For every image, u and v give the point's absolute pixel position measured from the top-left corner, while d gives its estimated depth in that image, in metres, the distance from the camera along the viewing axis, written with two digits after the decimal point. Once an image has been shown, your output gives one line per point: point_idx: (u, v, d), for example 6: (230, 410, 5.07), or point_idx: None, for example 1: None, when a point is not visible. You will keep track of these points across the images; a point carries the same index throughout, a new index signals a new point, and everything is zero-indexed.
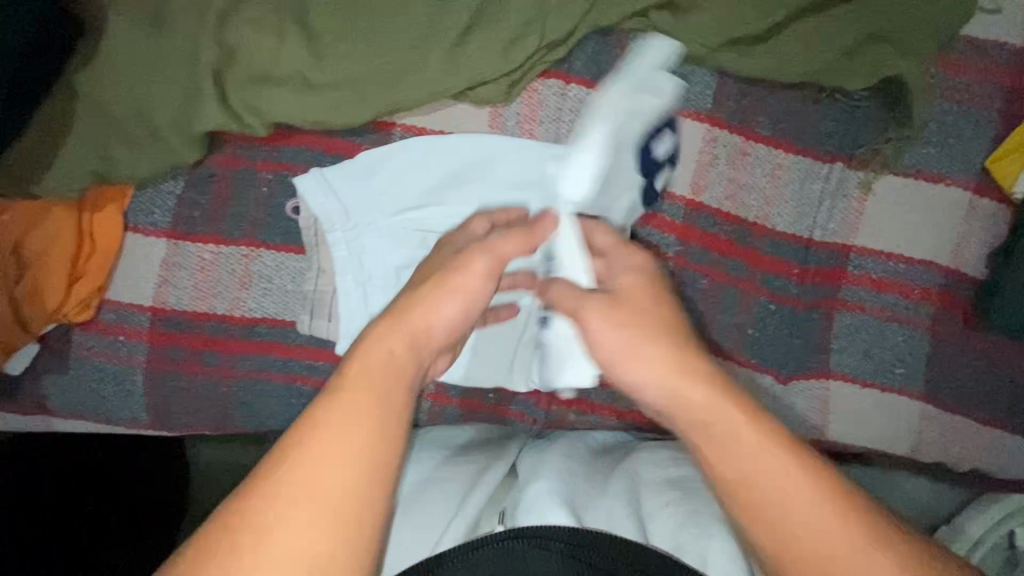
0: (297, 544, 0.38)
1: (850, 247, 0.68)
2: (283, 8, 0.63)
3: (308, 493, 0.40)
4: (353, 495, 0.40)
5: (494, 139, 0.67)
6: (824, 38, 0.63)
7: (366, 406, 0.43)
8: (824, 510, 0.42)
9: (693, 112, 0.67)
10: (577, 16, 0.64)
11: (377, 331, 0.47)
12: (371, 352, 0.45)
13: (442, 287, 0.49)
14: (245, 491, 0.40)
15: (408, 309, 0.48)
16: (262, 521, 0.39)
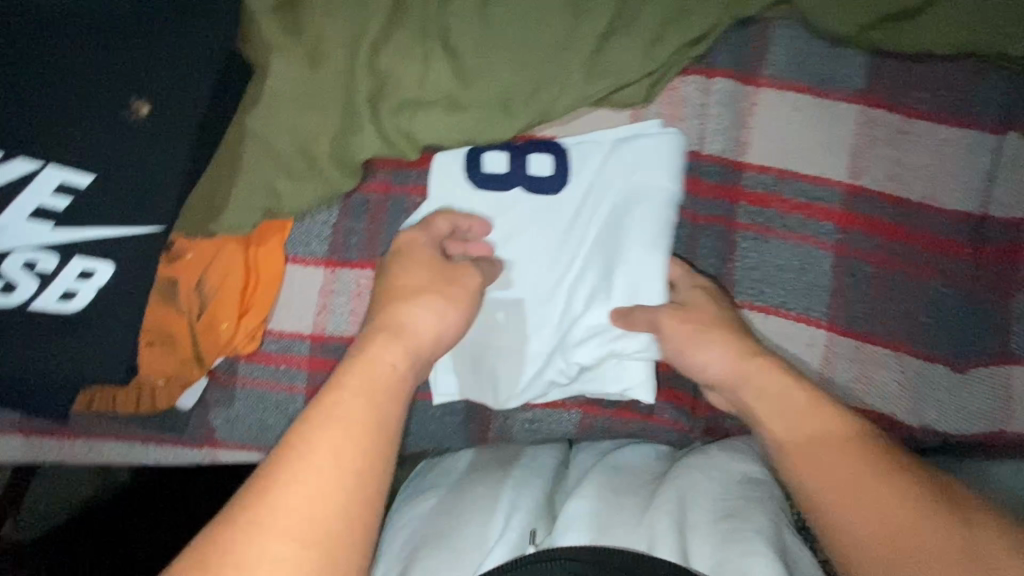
0: (278, 570, 0.39)
1: (1023, 219, 0.64)
2: (429, 35, 0.65)
3: (288, 513, 0.41)
4: (337, 522, 0.42)
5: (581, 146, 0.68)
6: (985, 7, 0.61)
7: (359, 429, 0.46)
8: (853, 453, 0.49)
9: (845, 95, 0.65)
10: (716, 10, 0.64)
11: (368, 351, 0.51)
12: (368, 368, 0.50)
13: (421, 305, 0.56)
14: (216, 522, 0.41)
15: (400, 328, 0.54)
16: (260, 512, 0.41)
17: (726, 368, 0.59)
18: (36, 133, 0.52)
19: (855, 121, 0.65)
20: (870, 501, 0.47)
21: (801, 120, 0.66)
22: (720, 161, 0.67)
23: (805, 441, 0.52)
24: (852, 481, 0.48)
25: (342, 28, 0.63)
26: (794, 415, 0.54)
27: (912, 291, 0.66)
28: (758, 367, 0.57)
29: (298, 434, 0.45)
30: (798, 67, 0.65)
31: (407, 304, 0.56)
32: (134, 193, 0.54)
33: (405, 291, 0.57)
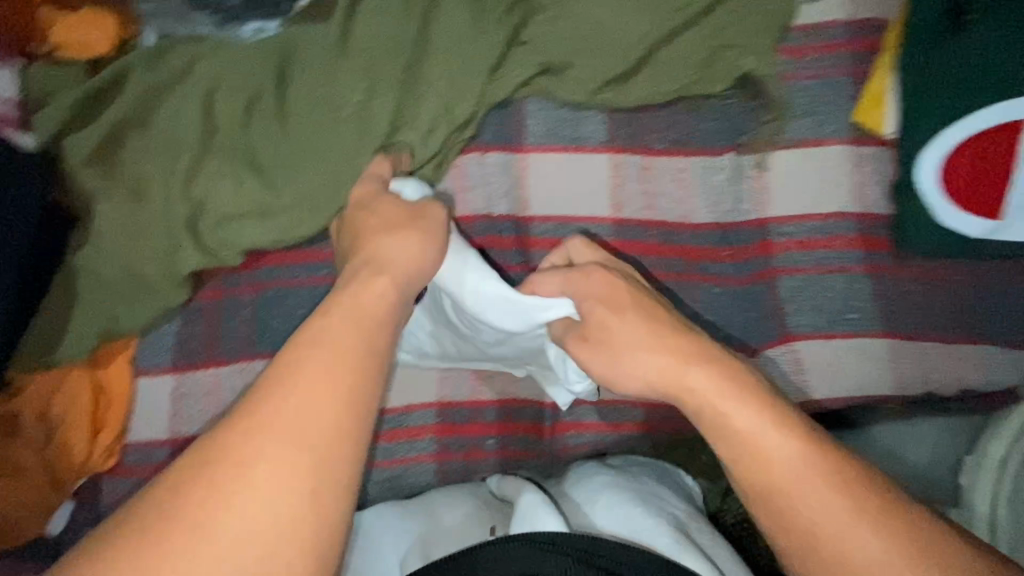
0: (276, 466, 0.42)
1: (767, 219, 0.76)
2: (238, 159, 0.76)
3: (283, 424, 0.44)
4: (334, 433, 0.44)
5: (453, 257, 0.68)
6: (680, 61, 0.75)
7: (348, 350, 0.49)
8: (829, 478, 0.49)
9: (596, 146, 0.77)
10: (473, 98, 0.76)
11: (350, 291, 0.56)
12: (357, 302, 0.54)
13: (392, 248, 0.61)
14: (228, 426, 0.44)
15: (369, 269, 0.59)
16: (242, 445, 0.43)
17: (655, 378, 0.59)
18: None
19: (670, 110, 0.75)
20: (840, 528, 0.48)
21: (565, 173, 0.78)
22: (509, 218, 0.78)
23: (760, 470, 0.51)
24: (815, 527, 0.48)
25: (160, 167, 0.74)
26: (748, 442, 0.52)
27: (692, 295, 0.75)
28: (705, 369, 0.56)
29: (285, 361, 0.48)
30: (551, 133, 0.78)
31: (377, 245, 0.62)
32: None
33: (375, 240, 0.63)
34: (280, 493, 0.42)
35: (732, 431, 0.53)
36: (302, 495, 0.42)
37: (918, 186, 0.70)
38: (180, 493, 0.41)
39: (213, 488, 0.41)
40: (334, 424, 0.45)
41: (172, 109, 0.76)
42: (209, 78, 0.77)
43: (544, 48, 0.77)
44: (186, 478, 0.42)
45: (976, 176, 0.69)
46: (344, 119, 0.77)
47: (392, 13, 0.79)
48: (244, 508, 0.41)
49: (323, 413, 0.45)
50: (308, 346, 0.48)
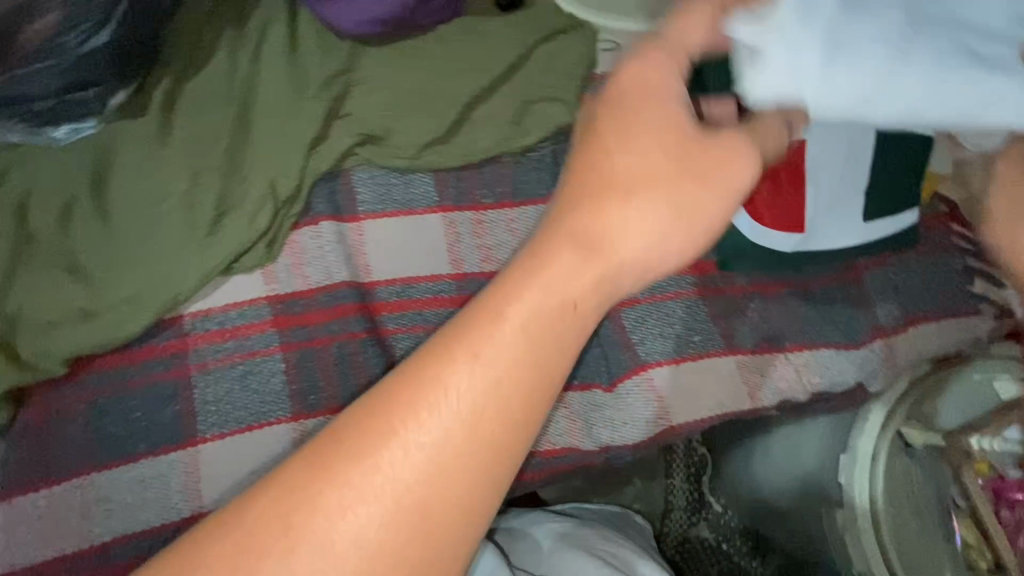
0: (391, 514, 0.32)
1: None
2: (53, 266, 0.74)
3: (413, 419, 0.33)
4: (470, 510, 0.33)
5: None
6: (493, 119, 0.79)
7: (546, 318, 0.35)
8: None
9: (425, 208, 0.78)
10: (297, 172, 0.77)
11: (552, 236, 0.37)
12: (512, 289, 0.35)
13: (641, 204, 0.37)
14: (367, 408, 0.34)
15: (606, 184, 0.38)
16: (367, 510, 0.32)
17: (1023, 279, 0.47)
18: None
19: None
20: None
21: (400, 237, 0.79)
22: (350, 285, 0.78)
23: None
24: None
25: None
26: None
27: None
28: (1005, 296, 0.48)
29: (459, 347, 0.34)
30: (382, 198, 0.79)
31: (638, 138, 0.38)
32: None
33: (647, 134, 0.38)
34: (394, 507, 0.32)
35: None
36: (414, 554, 0.32)
37: None
38: (340, 466, 0.33)
39: (289, 526, 0.32)
40: (498, 415, 0.34)
41: None
42: (23, 188, 0.76)
43: (365, 118, 0.79)
44: (261, 507, 0.32)
45: (777, 195, 0.74)
46: (168, 211, 0.77)
47: (214, 101, 0.81)
48: (353, 513, 0.32)
49: (482, 436, 0.33)
50: (510, 295, 0.35)
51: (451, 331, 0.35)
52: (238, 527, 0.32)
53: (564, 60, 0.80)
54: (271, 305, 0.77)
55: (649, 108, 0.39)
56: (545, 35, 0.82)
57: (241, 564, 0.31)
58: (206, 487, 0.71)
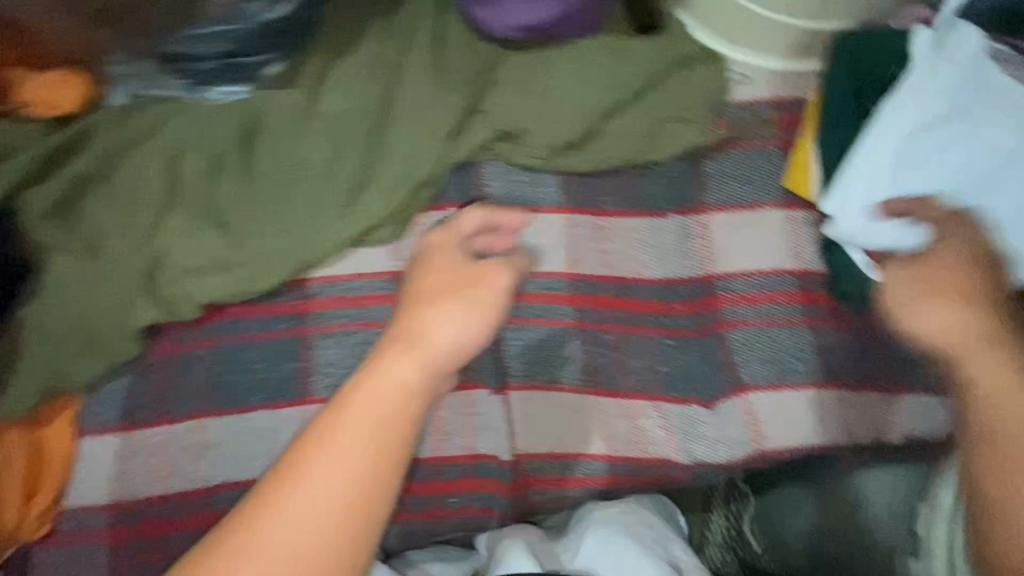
0: (319, 506, 0.52)
1: (713, 275, 0.80)
2: (200, 215, 0.77)
3: (326, 465, 0.53)
4: (359, 506, 0.53)
5: None
6: (626, 133, 0.82)
7: (395, 405, 0.57)
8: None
9: (550, 208, 0.81)
10: (435, 160, 0.81)
11: (389, 355, 0.60)
12: (383, 378, 0.58)
13: (450, 311, 0.64)
14: (297, 454, 0.54)
15: (417, 332, 0.62)
16: (293, 502, 0.52)
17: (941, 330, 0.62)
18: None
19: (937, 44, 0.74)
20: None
21: (524, 231, 0.81)
22: None
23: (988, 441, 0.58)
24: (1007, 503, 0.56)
25: (119, 222, 0.74)
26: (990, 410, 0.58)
27: (648, 348, 0.79)
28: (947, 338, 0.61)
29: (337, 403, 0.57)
30: (511, 193, 0.82)
31: (442, 274, 0.68)
32: None
33: (446, 270, 0.68)
34: (321, 512, 0.52)
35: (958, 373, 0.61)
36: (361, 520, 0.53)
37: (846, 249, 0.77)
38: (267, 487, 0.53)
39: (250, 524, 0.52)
40: (353, 465, 0.54)
41: (136, 166, 0.77)
42: (177, 138, 0.80)
43: (503, 117, 0.83)
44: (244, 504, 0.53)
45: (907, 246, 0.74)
46: (310, 178, 0.81)
47: (360, 80, 0.84)
48: (318, 498, 0.52)
49: (348, 468, 0.54)
50: (386, 370, 0.59)
51: (315, 428, 0.56)
52: (252, 512, 0.52)
53: (701, 85, 0.83)
54: (393, 280, 0.80)
55: (449, 267, 0.69)
56: (681, 58, 0.85)
57: (229, 558, 0.51)
58: None
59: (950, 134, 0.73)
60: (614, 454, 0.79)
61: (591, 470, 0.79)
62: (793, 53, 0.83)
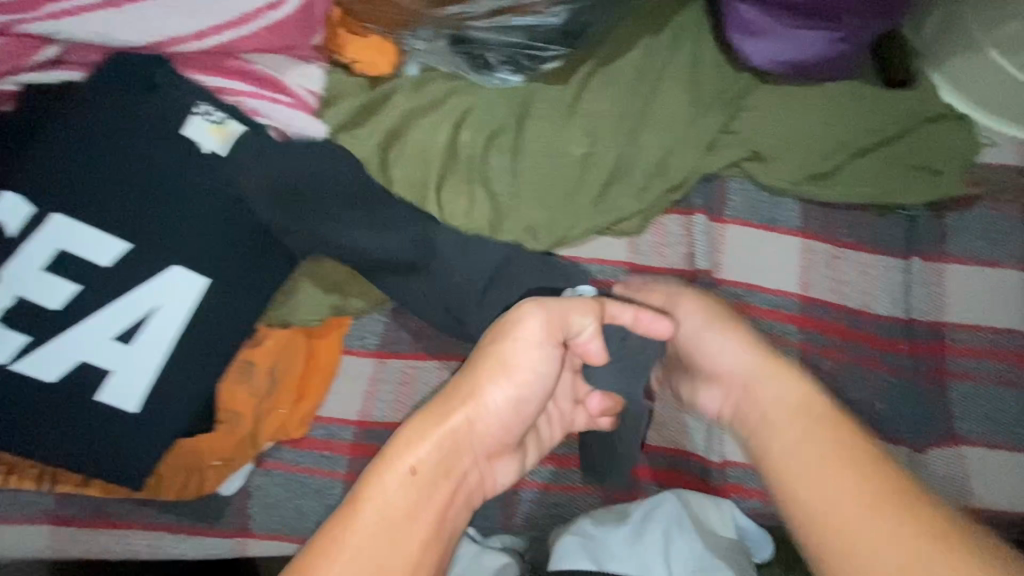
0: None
1: (945, 323, 0.82)
2: (473, 182, 0.86)
3: (386, 526, 0.51)
4: None
5: None
6: (875, 173, 0.85)
7: (398, 507, 0.52)
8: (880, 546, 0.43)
9: (788, 230, 0.86)
10: (687, 168, 0.87)
11: (421, 415, 0.56)
12: (391, 473, 0.53)
13: (489, 390, 0.57)
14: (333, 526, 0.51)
15: (453, 391, 0.57)
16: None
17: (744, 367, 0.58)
18: (175, 180, 0.64)
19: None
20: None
21: (760, 248, 0.85)
22: (705, 274, 0.85)
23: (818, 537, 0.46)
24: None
25: (410, 175, 0.84)
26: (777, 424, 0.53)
27: (870, 381, 0.81)
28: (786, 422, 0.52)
29: (374, 479, 0.53)
30: (750, 211, 0.87)
31: (488, 340, 0.59)
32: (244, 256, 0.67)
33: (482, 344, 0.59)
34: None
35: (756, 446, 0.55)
36: None
37: None
38: (315, 550, 0.50)
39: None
40: (404, 555, 0.51)
41: (425, 129, 0.87)
42: (460, 111, 0.89)
43: (752, 139, 0.88)
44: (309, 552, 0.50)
45: None
46: (569, 165, 0.88)
47: (621, 87, 0.92)
48: None
49: (388, 545, 0.51)
50: (414, 442, 0.54)
51: (360, 494, 0.52)
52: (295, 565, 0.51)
53: (953, 141, 0.87)
54: (628, 270, 0.87)
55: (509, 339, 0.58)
56: (934, 116, 0.89)
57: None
58: None
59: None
60: None
61: None
62: None
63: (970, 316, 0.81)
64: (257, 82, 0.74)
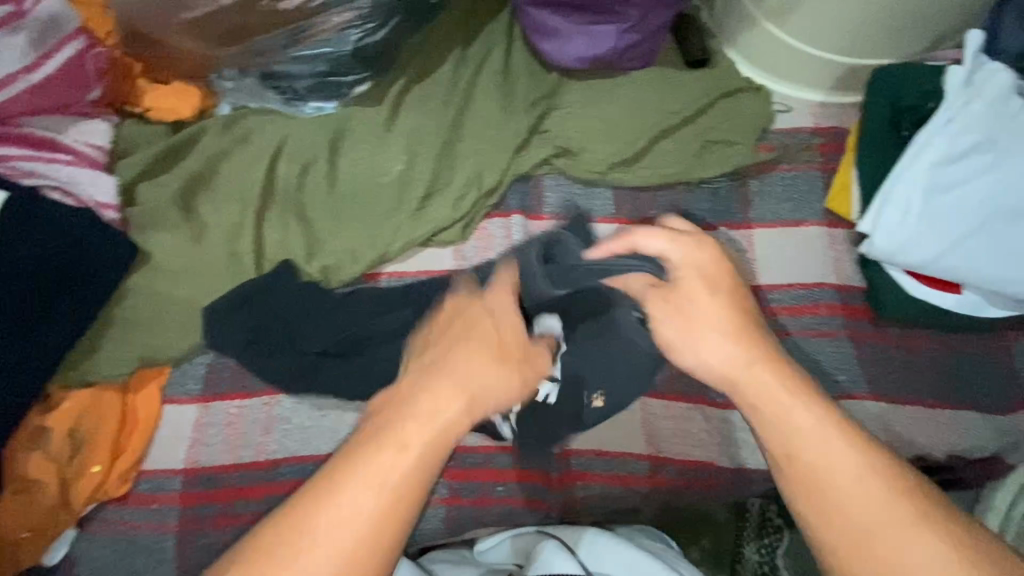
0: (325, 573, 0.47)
1: (759, 286, 0.84)
2: (288, 211, 0.85)
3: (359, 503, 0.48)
4: None
5: (973, 81, 0.76)
6: (677, 151, 0.89)
7: (377, 486, 0.49)
8: (865, 480, 0.51)
9: (603, 218, 0.89)
10: (501, 170, 0.89)
11: (424, 386, 0.54)
12: (375, 449, 0.50)
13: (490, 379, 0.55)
14: (306, 500, 0.49)
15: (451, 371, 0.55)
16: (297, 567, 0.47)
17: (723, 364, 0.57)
18: None
19: (967, 79, 0.76)
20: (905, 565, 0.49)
21: None
22: None
23: (807, 472, 0.53)
24: (863, 533, 0.50)
25: (222, 214, 0.83)
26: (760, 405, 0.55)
27: None
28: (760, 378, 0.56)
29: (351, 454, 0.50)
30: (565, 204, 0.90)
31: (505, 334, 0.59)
32: (16, 326, 0.68)
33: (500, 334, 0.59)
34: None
35: (757, 397, 0.56)
36: None
37: (888, 275, 0.81)
38: (278, 525, 0.48)
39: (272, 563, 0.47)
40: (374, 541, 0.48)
41: (235, 166, 0.86)
42: (273, 142, 0.88)
43: (563, 135, 0.91)
44: (274, 530, 0.48)
45: (932, 280, 0.80)
46: (386, 182, 0.89)
47: (434, 100, 0.93)
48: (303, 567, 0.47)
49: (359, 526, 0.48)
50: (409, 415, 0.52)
51: (338, 467, 0.50)
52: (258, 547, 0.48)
53: (748, 111, 0.91)
54: None
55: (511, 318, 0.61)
56: (733, 90, 0.92)
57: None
58: None
59: (990, 161, 0.75)
60: (657, 454, 0.83)
61: (634, 470, 0.82)
62: (829, 86, 0.92)
63: (781, 275, 0.85)
64: (33, 143, 0.75)
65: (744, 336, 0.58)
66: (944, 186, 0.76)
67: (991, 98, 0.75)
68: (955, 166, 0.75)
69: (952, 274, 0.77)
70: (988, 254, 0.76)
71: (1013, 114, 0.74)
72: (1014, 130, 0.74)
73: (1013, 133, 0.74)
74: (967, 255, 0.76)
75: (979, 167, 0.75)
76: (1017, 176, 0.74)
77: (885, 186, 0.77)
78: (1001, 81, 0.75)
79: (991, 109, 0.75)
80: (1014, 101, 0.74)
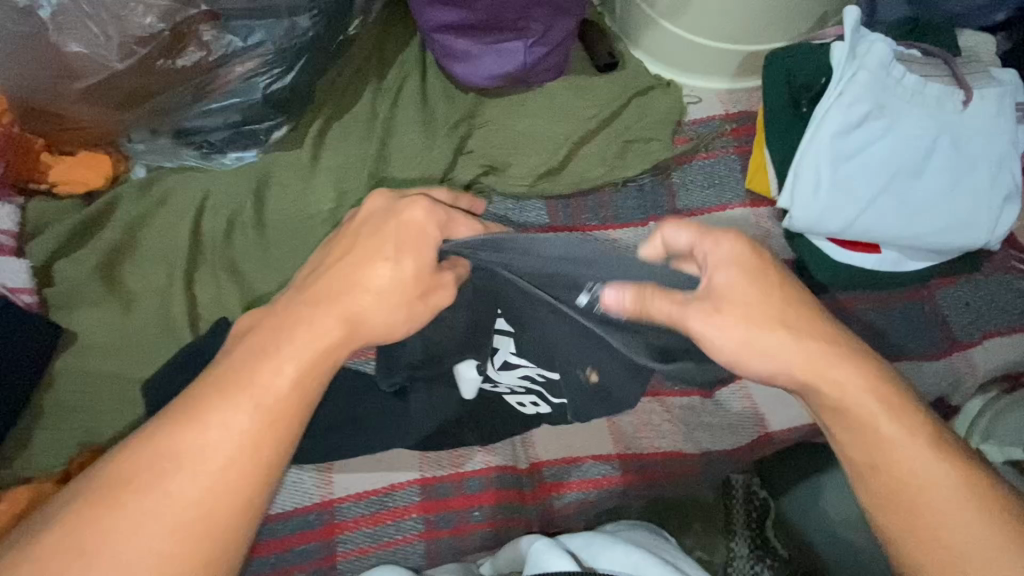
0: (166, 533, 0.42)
1: None
2: (219, 267, 0.84)
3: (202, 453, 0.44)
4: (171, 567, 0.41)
5: (859, 53, 0.80)
6: (600, 154, 0.92)
7: (231, 432, 0.45)
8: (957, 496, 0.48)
9: (539, 228, 0.91)
10: None
11: (305, 318, 0.50)
12: (225, 393, 0.46)
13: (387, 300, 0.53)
14: (137, 455, 0.44)
15: (317, 301, 0.51)
16: (130, 528, 0.41)
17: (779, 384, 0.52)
18: None
19: (851, 52, 0.80)
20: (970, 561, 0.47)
21: None
22: None
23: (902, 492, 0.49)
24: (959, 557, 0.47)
25: (151, 282, 0.81)
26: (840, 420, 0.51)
27: None
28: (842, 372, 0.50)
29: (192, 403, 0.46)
30: (501, 219, 0.91)
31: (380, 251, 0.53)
32: None
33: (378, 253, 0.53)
34: (162, 547, 0.41)
35: (827, 395, 0.51)
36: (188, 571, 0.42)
37: (814, 245, 0.85)
38: (100, 486, 0.43)
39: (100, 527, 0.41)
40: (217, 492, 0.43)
41: (160, 229, 0.84)
42: (195, 199, 0.86)
43: (488, 153, 0.93)
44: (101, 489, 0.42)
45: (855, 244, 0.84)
46: (318, 224, 0.88)
47: (356, 135, 0.93)
48: (138, 529, 0.41)
49: (207, 478, 0.43)
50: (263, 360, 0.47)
51: (175, 415, 0.45)
52: (90, 502, 0.42)
53: (662, 106, 0.94)
54: None
55: (420, 246, 0.54)
56: (644, 88, 0.95)
57: None
58: (338, 476, 0.79)
59: (884, 125, 0.79)
60: (625, 452, 0.83)
61: (606, 471, 0.83)
62: (732, 75, 0.96)
63: None
64: None
65: (804, 323, 0.51)
66: (849, 156, 0.80)
67: (877, 67, 0.79)
68: (854, 136, 0.80)
69: (870, 236, 0.81)
70: (898, 213, 0.80)
71: (896, 79, 0.80)
72: (898, 96, 0.80)
73: (897, 100, 0.79)
74: (880, 216, 0.80)
75: (876, 133, 0.80)
76: (909, 138, 0.79)
77: (795, 163, 0.81)
78: (881, 51, 0.80)
79: (878, 78, 0.79)
80: (895, 68, 0.80)
